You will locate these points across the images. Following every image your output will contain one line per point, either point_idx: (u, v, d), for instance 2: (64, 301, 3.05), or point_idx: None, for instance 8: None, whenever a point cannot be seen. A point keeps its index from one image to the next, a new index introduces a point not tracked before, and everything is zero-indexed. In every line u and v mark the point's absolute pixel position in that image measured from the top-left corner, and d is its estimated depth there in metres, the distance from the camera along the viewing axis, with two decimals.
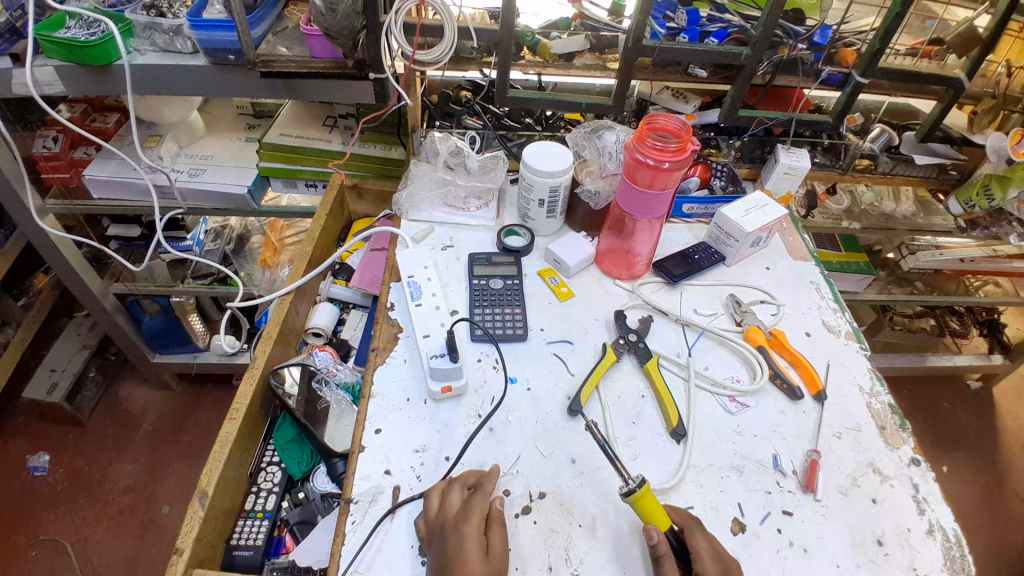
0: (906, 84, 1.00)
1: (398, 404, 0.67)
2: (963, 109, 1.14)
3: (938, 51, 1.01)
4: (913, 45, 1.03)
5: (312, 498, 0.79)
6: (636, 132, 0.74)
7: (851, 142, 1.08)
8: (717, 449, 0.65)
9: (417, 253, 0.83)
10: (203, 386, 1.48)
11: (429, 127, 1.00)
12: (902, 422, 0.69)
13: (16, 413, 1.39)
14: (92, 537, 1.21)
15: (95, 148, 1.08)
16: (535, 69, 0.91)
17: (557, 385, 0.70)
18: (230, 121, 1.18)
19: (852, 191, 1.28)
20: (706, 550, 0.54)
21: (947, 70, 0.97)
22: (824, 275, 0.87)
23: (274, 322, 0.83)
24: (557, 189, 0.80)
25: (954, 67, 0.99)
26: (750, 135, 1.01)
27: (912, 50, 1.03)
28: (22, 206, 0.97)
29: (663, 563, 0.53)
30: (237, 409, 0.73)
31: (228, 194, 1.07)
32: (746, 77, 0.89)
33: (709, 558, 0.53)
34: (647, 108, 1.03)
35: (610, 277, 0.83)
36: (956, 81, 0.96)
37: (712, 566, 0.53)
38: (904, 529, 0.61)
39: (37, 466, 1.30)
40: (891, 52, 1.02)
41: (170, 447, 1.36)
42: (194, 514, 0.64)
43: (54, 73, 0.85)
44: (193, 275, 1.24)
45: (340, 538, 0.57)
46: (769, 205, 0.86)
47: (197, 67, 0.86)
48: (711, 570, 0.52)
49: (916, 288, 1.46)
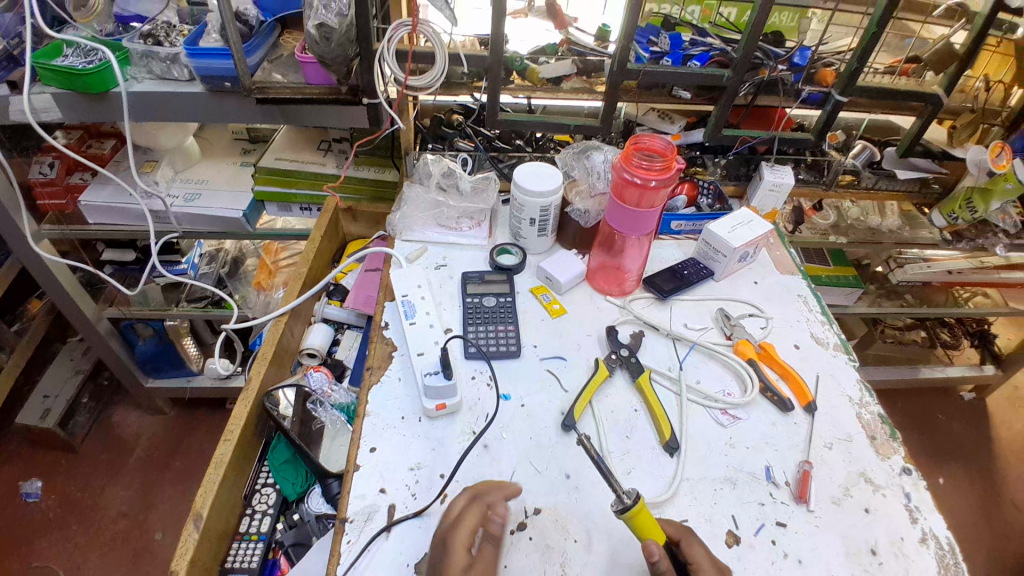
0: (885, 101, 1.04)
1: (393, 423, 0.68)
2: (943, 126, 1.20)
3: (916, 68, 1.04)
4: (891, 65, 1.07)
5: (306, 520, 0.77)
6: (623, 151, 0.76)
7: (834, 159, 1.12)
8: (710, 461, 0.66)
9: (411, 272, 0.84)
10: (196, 411, 1.47)
11: (422, 150, 1.02)
12: (891, 432, 0.70)
13: (7, 439, 1.37)
14: (84, 565, 1.19)
15: (91, 174, 1.09)
16: (524, 92, 0.94)
17: (551, 400, 0.71)
18: (225, 146, 1.20)
19: (839, 207, 1.31)
20: (704, 559, 0.54)
21: (925, 87, 1.00)
22: (811, 288, 0.89)
23: (269, 342, 0.84)
24: (547, 209, 0.82)
25: (932, 83, 1.03)
26: (735, 153, 1.04)
27: (890, 69, 1.06)
28: (18, 232, 0.98)
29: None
30: (231, 430, 0.73)
31: (222, 218, 1.08)
32: (729, 98, 0.92)
33: (707, 566, 0.54)
34: (634, 129, 1.06)
35: (601, 293, 0.85)
36: (933, 98, 0.98)
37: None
38: (897, 538, 0.61)
39: (29, 493, 1.28)
40: (870, 71, 1.06)
41: (163, 471, 1.35)
42: (189, 536, 0.64)
43: (52, 100, 0.86)
44: (187, 299, 1.24)
45: (335, 557, 0.57)
46: (755, 220, 0.88)
47: (193, 93, 0.88)
48: None
49: (906, 300, 1.49)
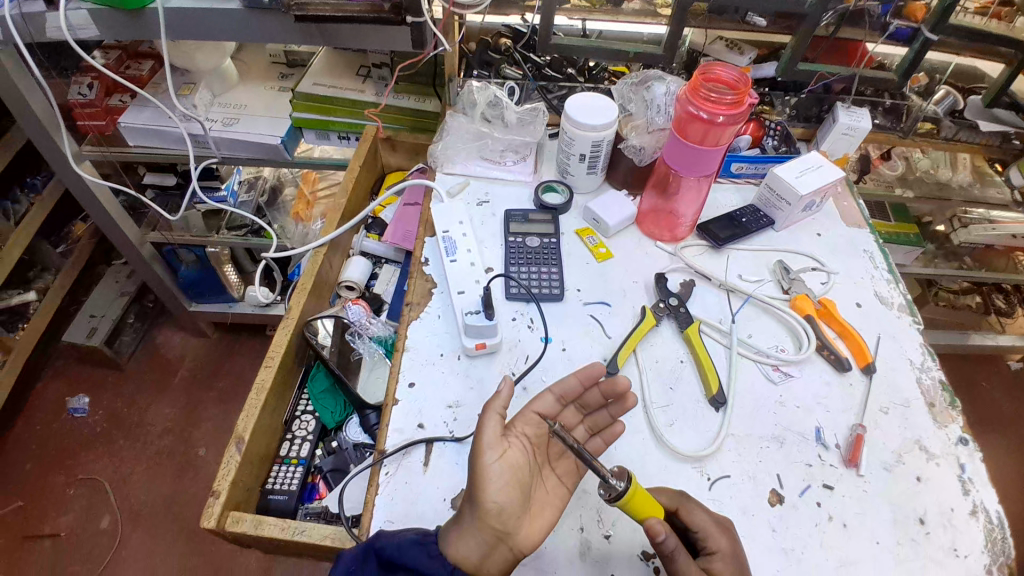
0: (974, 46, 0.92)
1: (433, 359, 0.67)
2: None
3: (1009, 12, 0.91)
4: (982, 5, 0.91)
5: (344, 448, 0.80)
6: (690, 81, 0.69)
7: (914, 103, 0.99)
8: (758, 418, 0.63)
9: (452, 207, 0.80)
10: (238, 336, 1.52)
11: (467, 76, 0.96)
12: (952, 400, 0.66)
13: (55, 357, 1.44)
14: (130, 476, 1.27)
15: (130, 95, 1.08)
16: (580, 14, 0.87)
17: (593, 347, 0.68)
18: (264, 69, 1.15)
19: (908, 156, 1.20)
20: (708, 523, 0.52)
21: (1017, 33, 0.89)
22: (879, 244, 0.82)
23: (308, 272, 0.83)
24: (599, 144, 0.77)
25: None
26: (808, 92, 0.94)
27: (982, 11, 0.91)
28: (59, 153, 0.98)
29: (677, 557, 0.49)
30: (272, 357, 0.74)
31: (263, 144, 1.06)
32: (810, 27, 0.82)
33: (717, 531, 0.52)
34: (698, 60, 0.97)
35: (651, 238, 0.80)
36: None
37: (723, 541, 0.52)
38: (947, 508, 0.58)
39: (77, 408, 1.36)
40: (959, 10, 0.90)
41: (206, 393, 1.41)
42: (230, 459, 0.66)
43: (88, 17, 0.81)
44: (227, 226, 1.25)
45: (374, 488, 0.58)
46: (826, 166, 0.81)
47: (230, 10, 0.82)
48: (721, 542, 0.52)
49: (964, 263, 1.38)
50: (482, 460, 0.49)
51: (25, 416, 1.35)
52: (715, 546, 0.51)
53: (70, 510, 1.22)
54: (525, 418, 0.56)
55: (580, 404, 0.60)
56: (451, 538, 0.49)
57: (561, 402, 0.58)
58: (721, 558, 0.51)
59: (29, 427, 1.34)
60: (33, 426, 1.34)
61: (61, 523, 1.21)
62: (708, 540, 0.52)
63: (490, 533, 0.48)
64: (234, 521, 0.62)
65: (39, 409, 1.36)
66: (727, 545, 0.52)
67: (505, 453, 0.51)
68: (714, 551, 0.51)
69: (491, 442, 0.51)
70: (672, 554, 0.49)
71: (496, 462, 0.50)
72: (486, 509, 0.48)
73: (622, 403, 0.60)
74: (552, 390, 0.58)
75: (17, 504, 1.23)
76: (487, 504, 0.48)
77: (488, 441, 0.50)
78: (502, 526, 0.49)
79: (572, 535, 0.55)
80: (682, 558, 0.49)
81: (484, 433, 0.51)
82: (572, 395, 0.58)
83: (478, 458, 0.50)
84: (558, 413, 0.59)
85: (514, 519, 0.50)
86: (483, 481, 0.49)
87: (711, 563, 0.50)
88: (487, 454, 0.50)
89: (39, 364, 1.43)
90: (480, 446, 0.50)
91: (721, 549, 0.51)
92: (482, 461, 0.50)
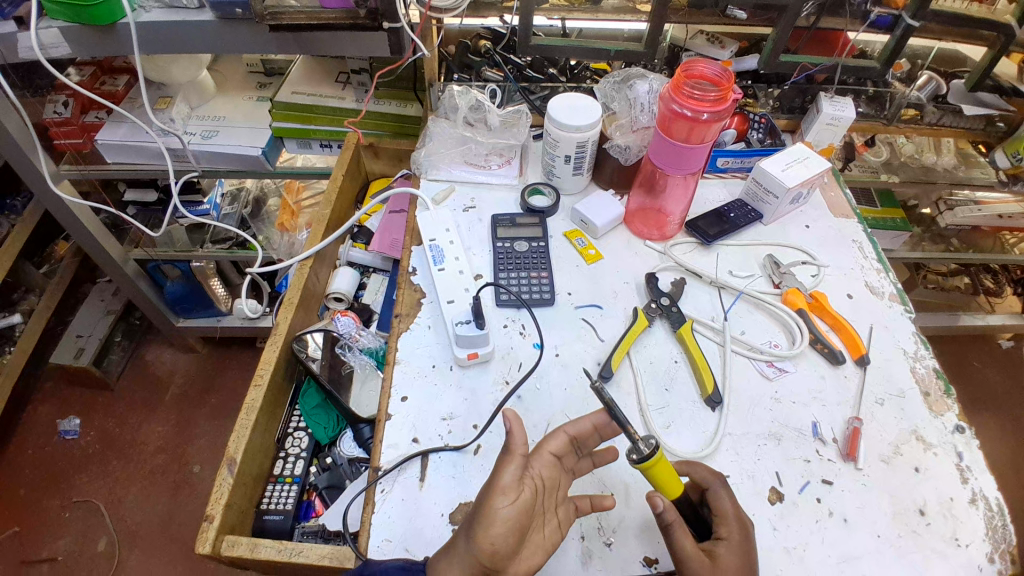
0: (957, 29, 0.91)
1: (425, 371, 0.66)
2: (1013, 57, 1.04)
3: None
4: None
5: (339, 463, 0.81)
6: (672, 79, 0.68)
7: (897, 90, 0.99)
8: (754, 417, 0.63)
9: (439, 215, 0.79)
10: (228, 349, 1.51)
11: (448, 80, 0.95)
12: (947, 388, 0.66)
13: (43, 379, 1.42)
14: (125, 497, 1.25)
15: (106, 112, 1.05)
16: (559, 14, 0.86)
17: (587, 351, 0.67)
18: (240, 79, 1.13)
19: (892, 142, 1.20)
20: (732, 511, 0.52)
21: (998, 15, 0.89)
22: (867, 234, 0.82)
23: (295, 286, 0.81)
24: (585, 144, 0.76)
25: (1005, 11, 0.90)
26: (791, 83, 0.94)
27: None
28: (36, 173, 0.95)
29: (672, 534, 0.48)
30: (262, 375, 0.73)
31: (243, 156, 1.04)
32: (790, 19, 0.81)
33: (733, 518, 0.52)
34: (679, 56, 0.96)
35: (640, 237, 0.80)
36: (1007, 28, 0.88)
37: (735, 531, 0.51)
38: (947, 498, 0.58)
39: (68, 430, 1.34)
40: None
41: (198, 408, 1.40)
42: (223, 481, 0.64)
43: (60, 35, 0.79)
44: (211, 240, 1.23)
45: (370, 507, 0.57)
46: (812, 157, 0.80)
47: (204, 22, 0.80)
48: (734, 533, 0.51)
49: (952, 245, 1.37)
50: (491, 503, 0.43)
51: (16, 439, 1.33)
52: (724, 533, 0.51)
53: (66, 534, 1.20)
54: (540, 458, 0.49)
55: (577, 448, 0.54)
56: (440, 567, 0.45)
57: (574, 442, 0.52)
58: (727, 544, 0.50)
59: (20, 451, 1.31)
60: (25, 451, 1.31)
61: (58, 547, 1.18)
62: (720, 525, 0.51)
63: (478, 568, 0.43)
64: (229, 546, 0.61)
65: (31, 432, 1.34)
66: (736, 535, 0.51)
67: (523, 498, 0.44)
68: (721, 539, 0.51)
69: (505, 484, 0.44)
70: (670, 530, 0.48)
71: (508, 508, 0.43)
72: (481, 548, 0.43)
73: (605, 452, 0.55)
74: (567, 429, 0.51)
75: (13, 530, 1.20)
76: (483, 544, 0.43)
77: (503, 483, 0.44)
78: (493, 565, 0.43)
79: (572, 544, 0.54)
80: (677, 536, 0.48)
81: (500, 474, 0.45)
82: (585, 438, 0.52)
83: (488, 502, 0.43)
84: (567, 454, 0.52)
85: (508, 559, 0.44)
86: (486, 523, 0.43)
87: (716, 547, 0.50)
88: (497, 497, 0.44)
89: (27, 388, 1.40)
90: (492, 487, 0.44)
91: (730, 537, 0.51)
92: (491, 505, 0.43)
